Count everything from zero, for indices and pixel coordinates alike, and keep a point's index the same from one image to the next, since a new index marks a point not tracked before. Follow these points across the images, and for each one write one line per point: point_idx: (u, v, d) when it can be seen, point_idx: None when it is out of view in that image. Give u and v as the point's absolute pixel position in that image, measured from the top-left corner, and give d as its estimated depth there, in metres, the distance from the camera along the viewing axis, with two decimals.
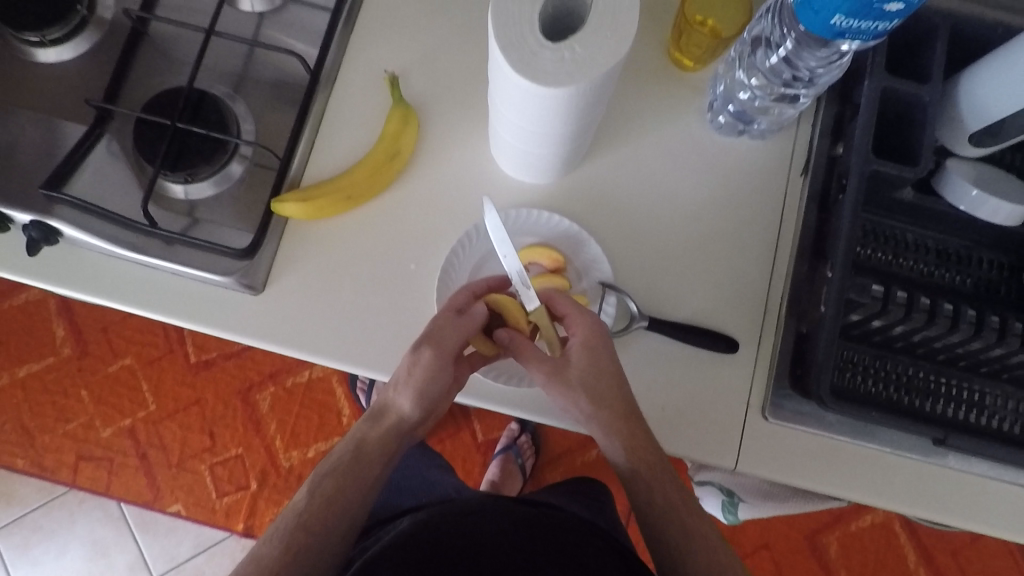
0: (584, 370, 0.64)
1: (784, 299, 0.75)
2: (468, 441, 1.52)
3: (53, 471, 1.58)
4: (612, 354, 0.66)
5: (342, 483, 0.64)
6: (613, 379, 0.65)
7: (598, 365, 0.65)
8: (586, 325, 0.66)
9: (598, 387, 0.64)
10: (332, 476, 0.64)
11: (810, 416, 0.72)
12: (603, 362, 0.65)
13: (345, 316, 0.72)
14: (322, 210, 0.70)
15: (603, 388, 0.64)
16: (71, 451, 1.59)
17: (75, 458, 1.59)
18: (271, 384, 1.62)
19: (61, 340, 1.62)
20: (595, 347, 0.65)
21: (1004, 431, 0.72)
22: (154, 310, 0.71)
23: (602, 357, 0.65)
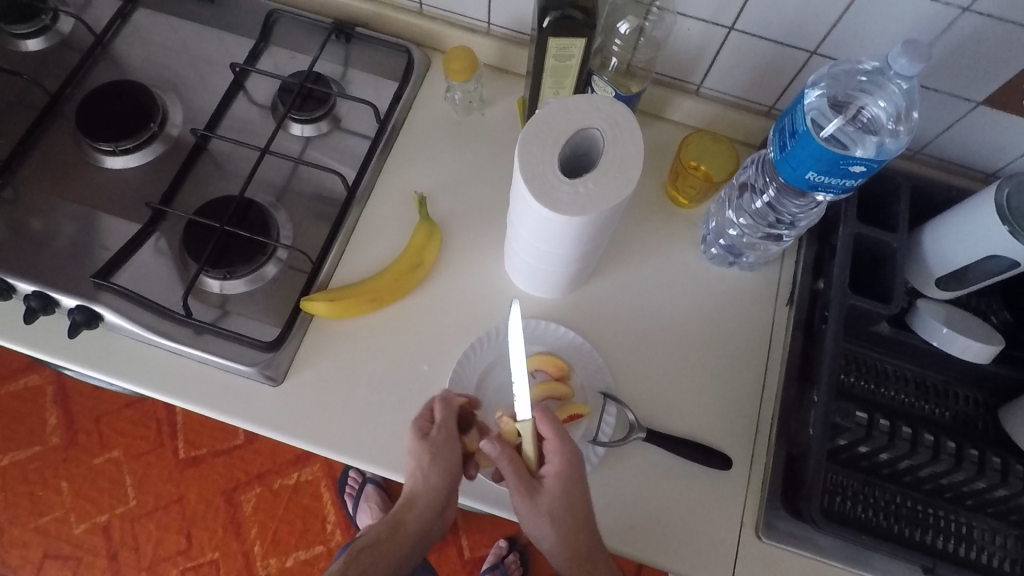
0: (556, 500, 0.64)
1: (774, 420, 0.79)
2: (453, 556, 1.47)
3: (15, 568, 1.51)
4: (584, 485, 0.66)
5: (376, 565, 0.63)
6: (581, 511, 0.65)
7: (574, 497, 0.65)
8: (569, 456, 0.66)
9: (563, 518, 0.64)
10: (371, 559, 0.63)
11: (803, 538, 0.73)
12: (577, 495, 0.65)
13: (358, 412, 0.75)
14: (346, 310, 0.76)
15: (572, 522, 0.64)
16: (39, 547, 1.52)
17: (41, 554, 1.51)
18: (257, 485, 1.58)
19: (51, 429, 1.60)
20: (574, 478, 0.65)
21: (994, 566, 0.73)
22: (174, 396, 0.75)
23: (577, 487, 0.65)
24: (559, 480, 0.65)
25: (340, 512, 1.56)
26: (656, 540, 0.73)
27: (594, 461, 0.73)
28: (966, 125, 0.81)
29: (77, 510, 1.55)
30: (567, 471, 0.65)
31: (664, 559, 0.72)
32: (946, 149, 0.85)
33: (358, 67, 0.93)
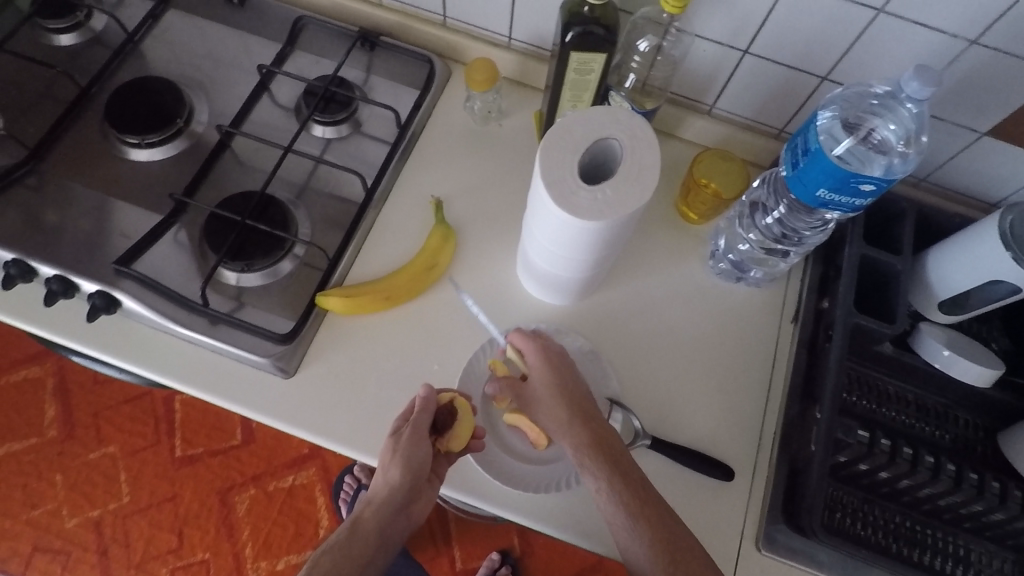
0: (549, 395, 0.70)
1: (777, 434, 0.80)
2: (446, 567, 1.46)
3: (4, 562, 1.49)
4: (575, 376, 0.72)
5: (341, 561, 0.61)
6: (581, 399, 0.70)
7: (566, 387, 0.70)
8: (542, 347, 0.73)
9: (562, 407, 0.69)
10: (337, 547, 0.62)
11: (802, 552, 0.74)
12: (568, 384, 0.71)
13: (367, 406, 0.76)
14: (360, 307, 0.77)
15: (573, 407, 0.69)
16: (29, 541, 1.51)
17: (31, 548, 1.50)
18: (252, 486, 1.58)
19: (49, 423, 1.60)
20: (558, 368, 0.71)
21: None
22: (186, 384, 0.76)
23: (564, 373, 0.71)
24: (548, 375, 0.71)
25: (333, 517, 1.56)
26: None
27: None
28: (970, 155, 0.83)
29: (70, 505, 1.54)
30: (544, 362, 0.72)
31: None
32: (950, 179, 0.88)
33: (381, 74, 0.96)
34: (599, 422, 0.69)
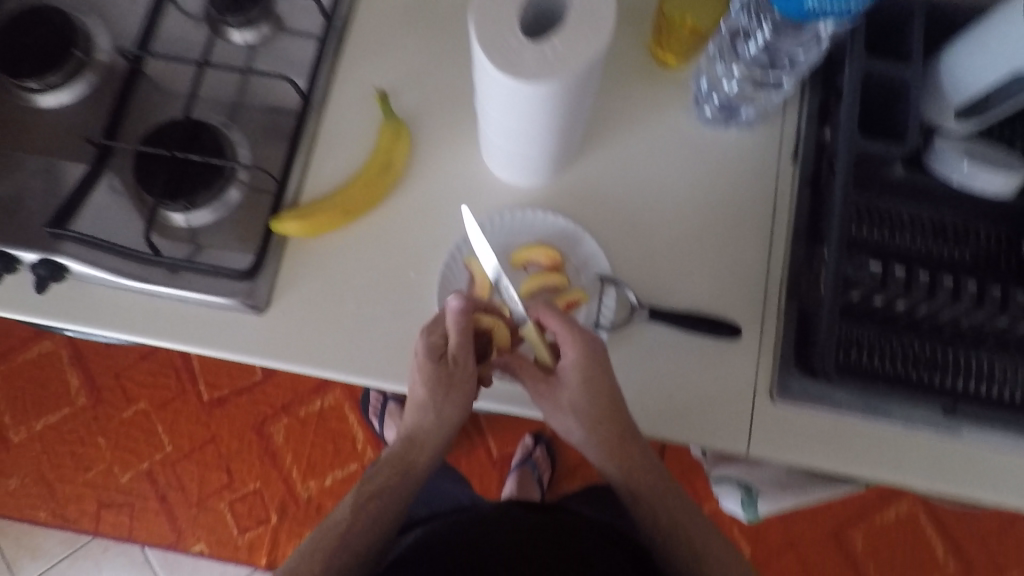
0: (579, 402, 0.65)
1: (784, 281, 0.75)
2: (484, 457, 1.50)
3: (75, 520, 1.58)
4: (609, 369, 0.65)
5: (379, 497, 0.70)
6: (611, 402, 0.65)
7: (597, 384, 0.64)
8: (579, 343, 0.64)
9: (589, 414, 0.66)
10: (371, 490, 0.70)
11: (819, 396, 0.71)
12: (600, 383, 0.65)
13: (350, 327, 0.73)
14: (320, 227, 0.72)
15: (599, 407, 0.65)
16: (93, 499, 1.59)
17: (97, 505, 1.58)
18: (285, 416, 1.61)
19: (76, 391, 1.64)
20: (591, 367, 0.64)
21: (1005, 399, 0.69)
22: (161, 337, 0.72)
23: (597, 372, 0.64)
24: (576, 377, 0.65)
25: (367, 431, 1.59)
26: (669, 416, 0.71)
27: None
28: None
29: (120, 462, 1.60)
30: (578, 362, 0.64)
31: (677, 432, 0.71)
32: None
33: None
34: (625, 421, 0.67)
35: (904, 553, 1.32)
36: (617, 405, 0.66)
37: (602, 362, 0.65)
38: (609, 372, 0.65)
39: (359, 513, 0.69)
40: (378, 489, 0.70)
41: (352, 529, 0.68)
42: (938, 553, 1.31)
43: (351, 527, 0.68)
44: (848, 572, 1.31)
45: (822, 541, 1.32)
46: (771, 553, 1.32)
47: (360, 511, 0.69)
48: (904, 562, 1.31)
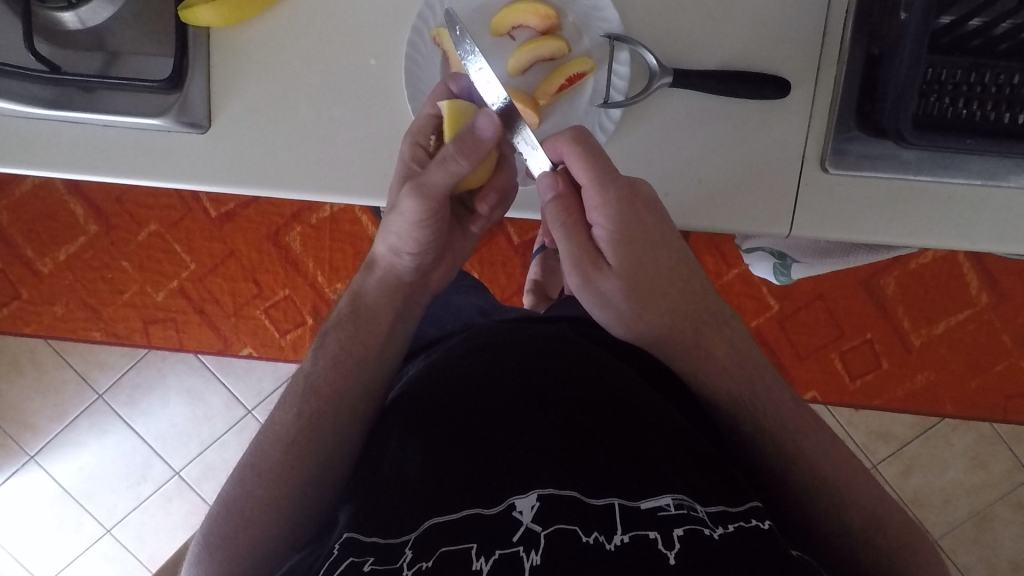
0: (626, 259, 0.55)
1: (849, 13, 0.57)
2: (504, 245, 1.31)
3: (128, 336, 1.40)
4: (652, 221, 0.55)
5: (351, 340, 0.63)
6: (663, 254, 0.56)
7: (642, 231, 0.55)
8: (618, 203, 0.53)
9: (645, 275, 0.56)
10: (340, 331, 0.64)
11: (881, 158, 0.58)
12: (641, 241, 0.55)
13: (311, 137, 0.61)
14: (240, 9, 0.56)
15: (650, 264, 0.56)
16: (137, 317, 1.39)
17: (143, 322, 1.39)
18: (297, 224, 1.34)
19: (84, 218, 1.36)
20: (636, 209, 0.54)
21: None
22: (102, 173, 0.61)
23: (644, 220, 0.55)
24: (624, 229, 0.54)
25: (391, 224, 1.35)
26: (699, 202, 0.60)
27: (610, 128, 0.58)
28: None
29: (151, 281, 1.38)
30: (618, 208, 0.53)
31: (708, 219, 0.60)
32: None
33: None
34: (667, 281, 0.57)
35: (938, 289, 1.27)
36: (665, 262, 0.56)
37: (647, 214, 0.54)
38: (658, 216, 0.55)
39: (329, 364, 0.62)
40: (353, 332, 0.64)
41: (322, 380, 0.61)
42: (973, 293, 1.26)
43: (320, 377, 0.61)
44: (878, 317, 1.29)
45: (852, 295, 1.28)
46: (798, 305, 1.29)
47: (328, 360, 0.62)
48: (937, 299, 1.27)
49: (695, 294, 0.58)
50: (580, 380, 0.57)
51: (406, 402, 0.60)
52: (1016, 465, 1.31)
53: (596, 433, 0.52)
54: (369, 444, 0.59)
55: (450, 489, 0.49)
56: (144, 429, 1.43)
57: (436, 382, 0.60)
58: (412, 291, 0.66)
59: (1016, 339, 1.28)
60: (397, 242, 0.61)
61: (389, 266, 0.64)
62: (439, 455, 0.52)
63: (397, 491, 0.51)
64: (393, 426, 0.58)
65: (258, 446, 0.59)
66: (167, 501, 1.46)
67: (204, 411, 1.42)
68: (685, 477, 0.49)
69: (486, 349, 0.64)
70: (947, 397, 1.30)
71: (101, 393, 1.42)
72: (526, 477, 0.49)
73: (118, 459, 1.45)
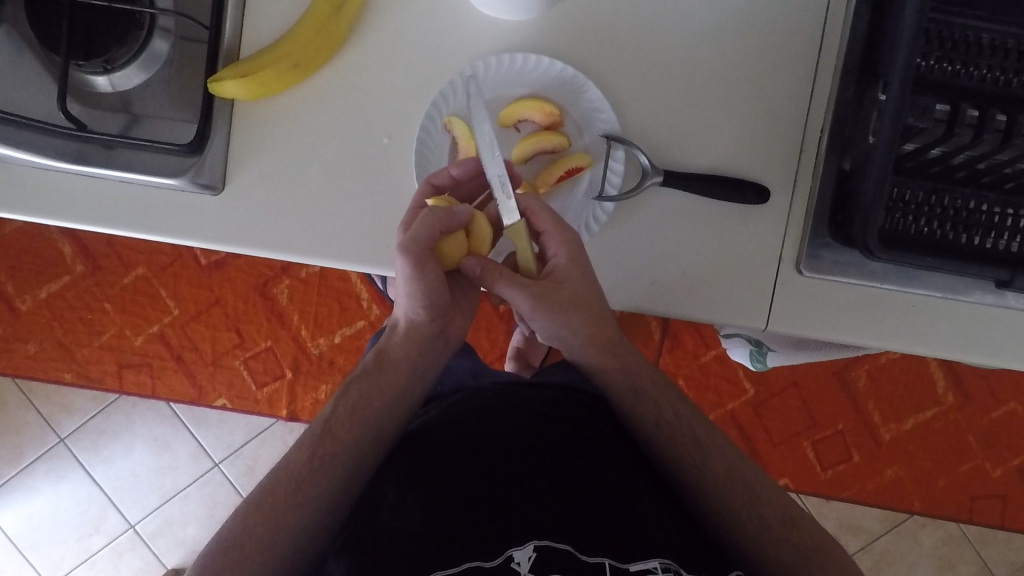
0: (557, 308, 0.59)
1: (824, 133, 0.63)
2: (490, 312, 1.33)
3: (100, 380, 1.37)
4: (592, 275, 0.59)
5: (368, 395, 0.62)
6: (590, 296, 0.59)
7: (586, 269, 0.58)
8: (562, 243, 0.58)
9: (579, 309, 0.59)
10: (345, 403, 0.62)
11: (852, 265, 0.63)
12: (581, 292, 0.59)
13: (321, 206, 0.64)
14: (267, 86, 0.60)
15: (585, 319, 0.60)
16: (112, 360, 1.37)
17: (117, 366, 1.37)
18: (287, 277, 1.35)
19: (71, 257, 1.35)
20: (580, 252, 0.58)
21: None
22: (114, 225, 0.64)
23: (581, 284, 0.58)
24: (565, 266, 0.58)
25: (374, 288, 1.33)
26: (682, 293, 0.64)
27: (602, 219, 0.62)
28: None
29: (132, 325, 1.37)
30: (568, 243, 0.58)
31: (689, 310, 0.64)
32: None
33: None
34: (607, 323, 0.61)
35: (906, 384, 1.31)
36: (604, 315, 0.60)
37: (586, 261, 0.58)
38: (592, 274, 0.59)
39: (344, 411, 0.62)
40: (366, 385, 0.63)
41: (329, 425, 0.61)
42: (939, 389, 1.31)
43: (336, 420, 0.62)
44: (849, 407, 1.32)
45: (824, 383, 1.32)
46: (773, 391, 1.32)
47: (344, 408, 0.62)
48: (906, 394, 1.31)
49: (609, 338, 0.62)
50: (587, 451, 0.59)
51: (407, 453, 0.60)
52: (984, 566, 1.32)
53: (591, 497, 0.55)
54: (365, 494, 0.60)
55: (450, 535, 0.51)
56: (103, 478, 1.38)
57: (441, 431, 0.61)
58: (434, 340, 0.64)
59: (981, 440, 1.31)
60: (410, 298, 0.60)
61: (409, 321, 0.63)
62: (443, 509, 0.53)
63: (397, 539, 0.52)
64: (392, 477, 0.58)
65: (267, 482, 0.59)
66: (116, 557, 1.38)
67: (169, 462, 1.38)
68: (673, 546, 0.54)
69: (489, 400, 0.64)
70: (916, 492, 1.31)
71: (62, 437, 1.38)
72: (522, 528, 0.52)
73: (70, 509, 1.39)
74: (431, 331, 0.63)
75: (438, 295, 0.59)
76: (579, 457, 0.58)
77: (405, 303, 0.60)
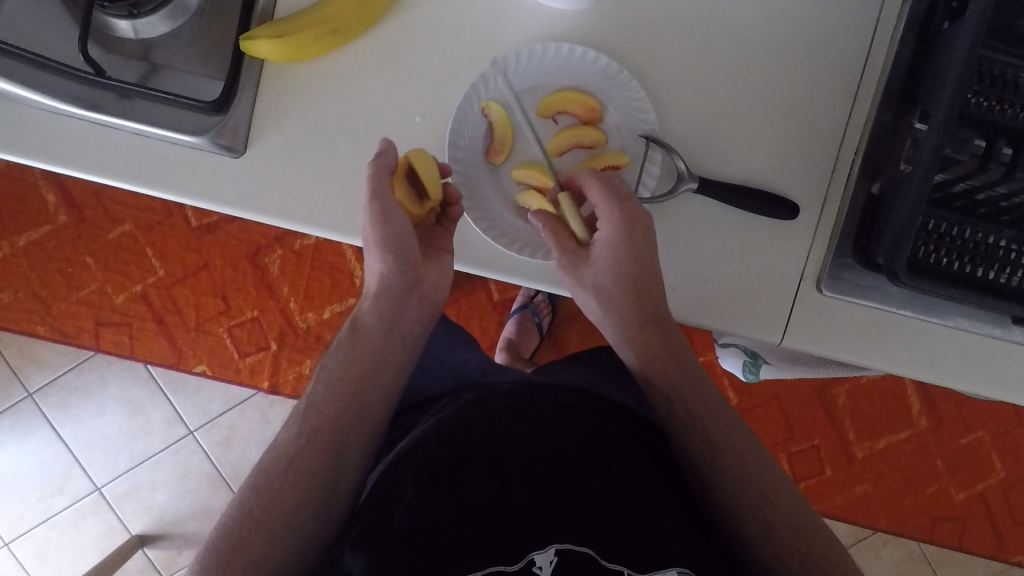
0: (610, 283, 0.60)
1: (858, 155, 0.63)
2: (483, 301, 1.31)
3: (75, 336, 1.32)
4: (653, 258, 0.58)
5: (345, 361, 0.61)
6: (648, 280, 0.59)
7: (632, 255, 0.57)
8: (619, 221, 0.57)
9: (618, 286, 0.59)
10: (341, 364, 0.61)
11: (870, 288, 0.63)
12: (638, 272, 0.58)
13: (344, 180, 0.62)
14: (300, 50, 0.58)
15: (640, 300, 0.60)
16: (90, 317, 1.32)
17: (95, 323, 1.32)
18: (279, 247, 1.31)
19: (55, 207, 1.30)
20: (634, 243, 0.57)
21: None
22: (124, 179, 0.61)
23: (642, 265, 0.58)
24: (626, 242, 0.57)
25: None
26: (700, 301, 0.64)
27: None
28: None
29: (114, 282, 1.32)
30: (619, 231, 0.57)
31: (705, 318, 0.64)
32: None
33: None
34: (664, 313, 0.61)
35: (884, 407, 1.34)
36: (660, 304, 0.60)
37: (650, 242, 0.58)
38: (656, 255, 0.58)
39: (330, 388, 0.60)
40: (346, 355, 0.61)
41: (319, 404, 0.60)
42: (916, 414, 1.34)
43: (325, 400, 0.60)
44: (829, 425, 1.34)
45: (808, 400, 1.34)
46: (757, 404, 1.34)
47: (329, 385, 0.60)
48: (884, 416, 1.34)
49: (668, 335, 0.62)
50: (611, 458, 0.58)
51: (420, 446, 0.58)
52: None
53: (609, 501, 0.54)
54: (376, 486, 0.57)
55: (471, 534, 0.50)
56: (71, 437, 1.34)
57: (461, 427, 0.59)
58: (404, 299, 0.62)
59: (948, 465, 1.35)
60: (376, 250, 0.59)
61: (381, 279, 0.61)
62: (463, 508, 0.52)
63: (416, 537, 0.50)
64: (403, 468, 0.56)
65: (261, 466, 0.58)
66: (80, 519, 1.34)
67: (141, 426, 1.34)
68: (687, 551, 0.54)
69: (512, 402, 0.63)
70: (884, 513, 1.35)
71: (32, 392, 1.33)
72: (545, 530, 0.51)
73: (34, 466, 1.34)
74: (402, 286, 0.61)
75: (404, 245, 0.59)
76: (603, 464, 0.57)
77: (375, 255, 0.59)
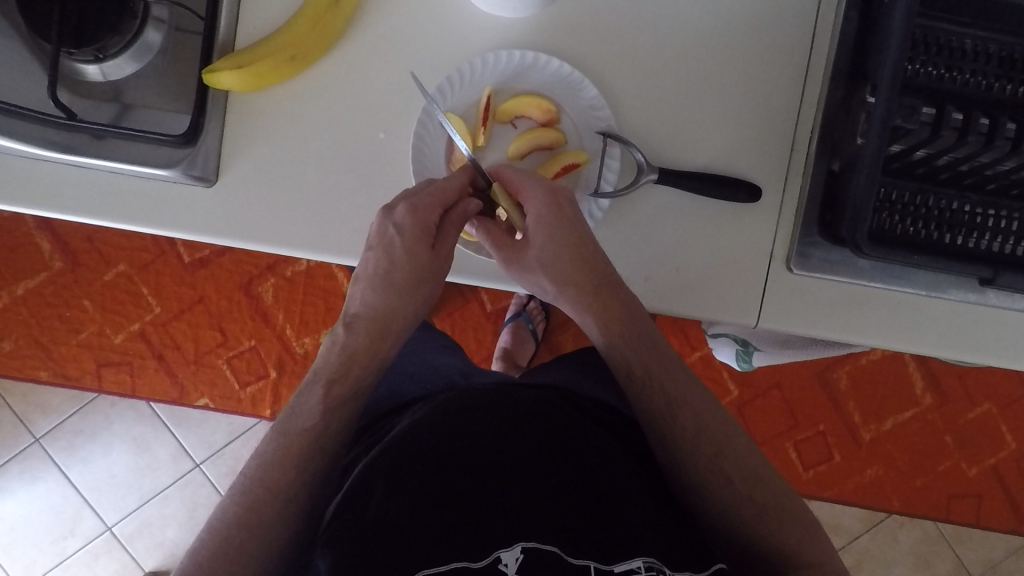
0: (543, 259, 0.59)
1: (814, 133, 0.65)
2: (477, 313, 1.32)
3: (77, 379, 1.34)
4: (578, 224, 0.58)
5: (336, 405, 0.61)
6: (583, 250, 0.59)
7: (558, 230, 0.58)
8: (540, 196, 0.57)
9: (554, 259, 0.59)
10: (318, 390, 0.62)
11: (840, 263, 0.64)
12: (569, 241, 0.58)
13: (314, 200, 0.63)
14: (262, 78, 0.60)
15: (579, 276, 0.59)
16: (90, 358, 1.34)
17: (95, 364, 1.34)
18: (271, 276, 1.33)
19: (49, 254, 1.32)
20: (561, 210, 0.58)
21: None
22: (102, 216, 0.63)
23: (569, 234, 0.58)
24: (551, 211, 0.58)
25: None
26: (674, 289, 0.65)
27: (598, 215, 0.62)
28: None
29: (111, 323, 1.34)
30: (540, 215, 0.58)
31: (680, 305, 0.65)
32: None
33: None
34: (607, 277, 0.60)
35: (885, 385, 1.34)
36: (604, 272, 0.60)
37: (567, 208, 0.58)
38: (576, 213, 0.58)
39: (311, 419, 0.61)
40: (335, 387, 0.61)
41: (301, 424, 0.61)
42: (917, 389, 1.34)
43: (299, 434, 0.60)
44: (830, 407, 1.34)
45: (807, 385, 1.34)
46: (756, 392, 1.34)
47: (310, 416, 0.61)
48: (885, 394, 1.34)
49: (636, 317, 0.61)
50: (585, 452, 0.59)
51: (396, 451, 0.59)
52: (959, 562, 1.35)
53: (575, 492, 0.55)
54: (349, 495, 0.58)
55: (443, 533, 0.51)
56: (80, 479, 1.35)
57: (438, 433, 0.60)
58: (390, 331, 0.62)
59: (957, 440, 1.34)
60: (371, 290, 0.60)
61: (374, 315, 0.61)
62: (435, 509, 0.53)
63: (386, 536, 0.51)
64: (381, 473, 0.57)
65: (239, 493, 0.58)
66: (93, 559, 1.35)
67: (148, 462, 1.35)
68: (657, 541, 0.54)
69: (488, 403, 0.64)
70: (894, 492, 1.34)
71: (38, 437, 1.34)
72: (514, 527, 0.52)
73: (44, 510, 1.35)
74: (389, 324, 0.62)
75: (413, 296, 0.61)
76: (576, 461, 0.58)
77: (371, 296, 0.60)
